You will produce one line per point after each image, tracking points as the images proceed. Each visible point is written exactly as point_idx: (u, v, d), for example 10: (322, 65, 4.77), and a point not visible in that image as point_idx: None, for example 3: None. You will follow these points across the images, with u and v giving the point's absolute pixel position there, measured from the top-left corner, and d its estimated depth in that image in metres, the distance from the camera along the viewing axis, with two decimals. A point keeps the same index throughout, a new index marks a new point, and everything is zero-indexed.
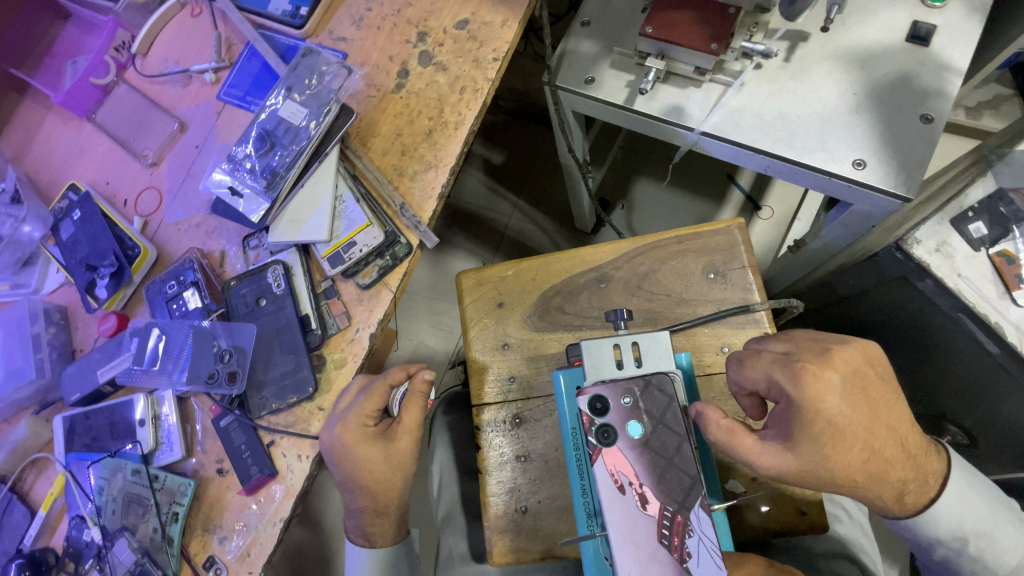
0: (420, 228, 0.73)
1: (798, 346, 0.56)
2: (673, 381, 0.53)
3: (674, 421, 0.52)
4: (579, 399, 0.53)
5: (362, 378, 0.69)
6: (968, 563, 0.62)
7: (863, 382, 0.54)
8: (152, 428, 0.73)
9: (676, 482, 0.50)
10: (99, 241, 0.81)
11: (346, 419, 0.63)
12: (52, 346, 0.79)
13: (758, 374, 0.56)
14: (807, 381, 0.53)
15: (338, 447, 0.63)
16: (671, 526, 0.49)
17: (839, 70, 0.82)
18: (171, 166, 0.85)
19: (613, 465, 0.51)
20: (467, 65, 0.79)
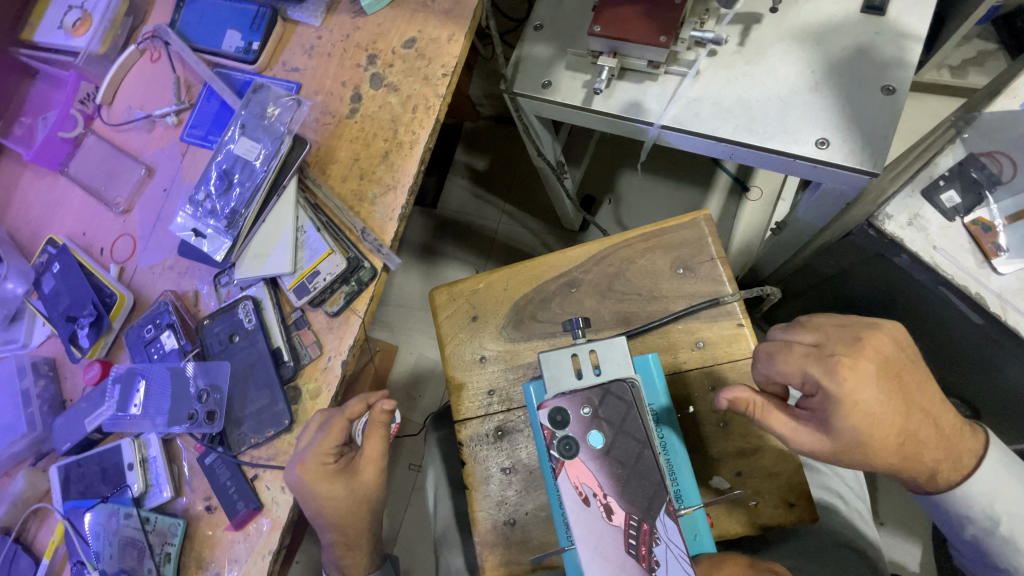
0: (383, 250, 0.74)
1: (829, 335, 0.55)
2: (632, 387, 0.53)
3: (635, 428, 0.52)
4: (539, 412, 0.53)
5: (320, 413, 0.68)
6: (997, 543, 0.61)
7: (896, 368, 0.53)
8: (141, 471, 0.74)
9: (640, 490, 0.50)
10: (78, 291, 0.83)
11: (304, 459, 0.64)
12: (42, 398, 0.81)
13: (792, 368, 0.54)
14: (843, 373, 0.51)
15: (300, 488, 0.64)
16: (638, 535, 0.49)
17: (794, 49, 0.81)
18: (141, 212, 0.86)
19: (576, 477, 0.51)
20: (417, 84, 0.79)
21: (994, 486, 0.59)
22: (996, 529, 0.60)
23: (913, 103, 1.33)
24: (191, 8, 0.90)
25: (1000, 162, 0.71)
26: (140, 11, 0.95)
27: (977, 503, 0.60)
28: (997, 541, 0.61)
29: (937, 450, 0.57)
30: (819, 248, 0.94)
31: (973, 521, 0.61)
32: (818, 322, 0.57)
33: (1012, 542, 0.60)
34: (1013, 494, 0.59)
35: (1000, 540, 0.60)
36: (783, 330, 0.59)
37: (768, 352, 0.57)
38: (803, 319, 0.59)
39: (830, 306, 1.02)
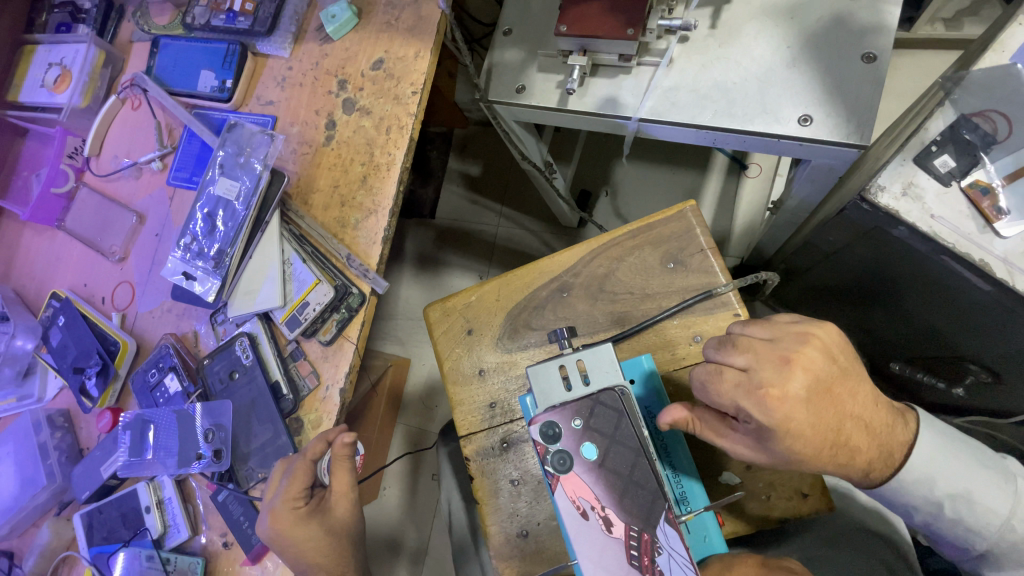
0: (369, 275, 0.74)
1: (759, 359, 0.52)
2: (621, 395, 0.52)
3: (628, 437, 0.51)
4: (531, 428, 0.53)
5: (282, 461, 0.69)
6: (949, 526, 0.59)
7: (827, 384, 0.52)
8: (158, 513, 0.76)
9: (638, 500, 0.50)
10: (83, 342, 0.85)
11: (275, 508, 0.65)
12: (59, 449, 0.83)
13: (725, 401, 0.52)
14: (773, 404, 0.50)
15: (275, 536, 0.65)
16: (639, 545, 0.49)
17: (768, 26, 0.78)
18: (137, 258, 0.88)
19: (573, 492, 0.51)
20: (389, 104, 0.79)
21: (929, 469, 0.57)
22: (942, 512, 0.58)
23: (909, 60, 1.28)
24: (165, 52, 0.91)
25: (993, 120, 0.69)
26: (117, 61, 0.96)
27: (916, 492, 0.58)
28: (947, 524, 0.59)
29: (866, 449, 0.54)
30: (817, 226, 0.91)
31: (915, 507, 0.59)
32: (748, 339, 0.53)
33: (961, 523, 0.58)
34: (968, 477, 0.57)
35: (950, 523, 0.58)
36: (715, 349, 0.55)
37: (702, 380, 0.54)
38: (734, 334, 0.55)
39: (834, 284, 0.99)
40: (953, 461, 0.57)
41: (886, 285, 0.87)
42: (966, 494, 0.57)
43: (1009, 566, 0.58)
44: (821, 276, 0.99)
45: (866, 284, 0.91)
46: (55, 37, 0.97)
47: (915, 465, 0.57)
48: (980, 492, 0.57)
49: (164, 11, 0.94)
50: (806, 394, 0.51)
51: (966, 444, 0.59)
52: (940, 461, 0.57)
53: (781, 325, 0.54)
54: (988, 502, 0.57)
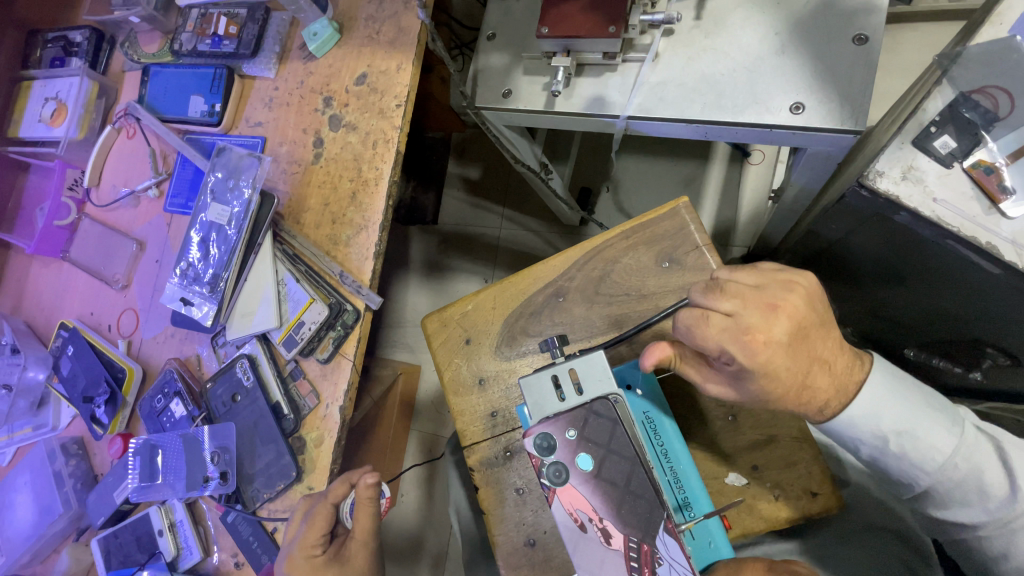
0: (362, 291, 0.74)
1: (746, 305, 0.50)
2: (615, 404, 0.51)
3: (624, 447, 0.50)
4: (525, 441, 0.52)
5: (304, 499, 0.69)
6: (894, 462, 0.57)
7: (806, 330, 0.51)
8: (171, 536, 0.77)
9: (637, 511, 0.48)
10: (91, 371, 0.87)
11: (293, 554, 0.65)
12: (75, 476, 0.85)
13: (710, 344, 0.51)
14: (757, 348, 0.50)
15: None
16: (639, 556, 0.48)
17: (754, 14, 0.77)
18: (139, 285, 0.89)
19: (570, 504, 0.50)
20: (374, 119, 0.79)
21: (876, 403, 0.56)
22: (887, 447, 0.56)
23: (914, 34, 1.22)
24: (155, 81, 0.92)
25: (993, 96, 0.67)
26: (111, 91, 0.98)
27: (863, 424, 0.56)
28: (893, 460, 0.57)
29: (825, 388, 0.54)
30: (819, 214, 0.88)
31: (862, 441, 0.57)
32: (736, 286, 0.52)
33: (906, 458, 0.56)
34: (934, 426, 0.55)
35: (895, 458, 0.57)
36: (701, 293, 0.53)
37: (687, 325, 0.52)
38: (721, 279, 0.53)
39: (842, 272, 0.96)
40: (899, 404, 0.56)
41: (897, 274, 0.84)
42: (910, 430, 0.55)
43: (953, 504, 0.56)
44: (827, 263, 0.97)
45: (874, 271, 0.88)
46: (51, 72, 0.99)
47: (862, 404, 0.56)
48: (926, 428, 0.55)
49: (153, 40, 0.96)
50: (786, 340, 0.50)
51: (918, 386, 0.57)
52: (887, 400, 0.56)
53: (768, 273, 0.54)
54: (932, 436, 0.55)
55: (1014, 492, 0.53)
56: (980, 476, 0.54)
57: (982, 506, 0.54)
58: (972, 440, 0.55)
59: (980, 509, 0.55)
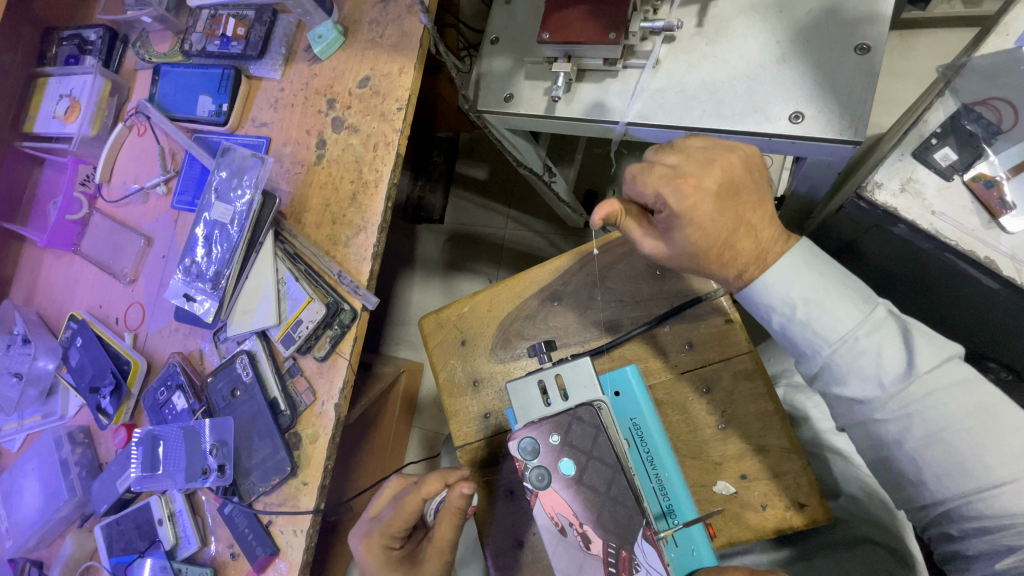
0: (359, 291, 0.75)
1: (687, 157, 0.54)
2: (599, 410, 0.51)
3: (605, 452, 0.49)
4: (509, 444, 0.52)
5: (394, 483, 0.65)
6: (800, 332, 0.55)
7: (737, 189, 0.54)
8: (170, 525, 0.79)
9: (617, 517, 0.48)
10: (98, 362, 0.89)
11: (372, 534, 0.61)
12: (80, 464, 0.87)
13: (647, 190, 0.54)
14: (687, 193, 0.53)
15: (362, 563, 0.62)
16: (617, 562, 0.47)
17: (755, 22, 0.76)
18: (146, 280, 0.92)
19: (551, 508, 0.49)
20: (375, 122, 0.80)
21: (789, 269, 0.55)
22: (794, 315, 0.54)
23: (927, 40, 1.20)
24: (165, 80, 0.94)
25: (996, 108, 0.67)
26: (123, 90, 1.00)
27: (773, 286, 0.55)
28: (797, 329, 0.55)
29: (748, 251, 0.56)
30: (821, 222, 0.87)
31: (771, 308, 0.56)
32: (685, 144, 0.55)
33: (809, 326, 0.54)
34: (844, 301, 0.53)
35: (801, 330, 0.54)
36: (652, 151, 0.57)
37: (633, 175, 0.56)
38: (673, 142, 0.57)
39: None
40: (811, 274, 0.54)
41: (901, 285, 0.83)
42: (817, 298, 0.53)
43: (851, 383, 0.52)
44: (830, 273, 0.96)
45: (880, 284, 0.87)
46: (66, 69, 1.02)
47: (775, 269, 0.55)
48: (836, 301, 0.53)
49: (165, 39, 0.98)
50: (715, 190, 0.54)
51: (841, 267, 0.55)
52: (800, 269, 0.55)
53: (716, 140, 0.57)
54: (838, 308, 0.53)
55: (911, 370, 0.50)
56: (881, 353, 0.51)
57: (877, 381, 0.51)
58: (880, 320, 0.52)
59: (875, 386, 0.51)
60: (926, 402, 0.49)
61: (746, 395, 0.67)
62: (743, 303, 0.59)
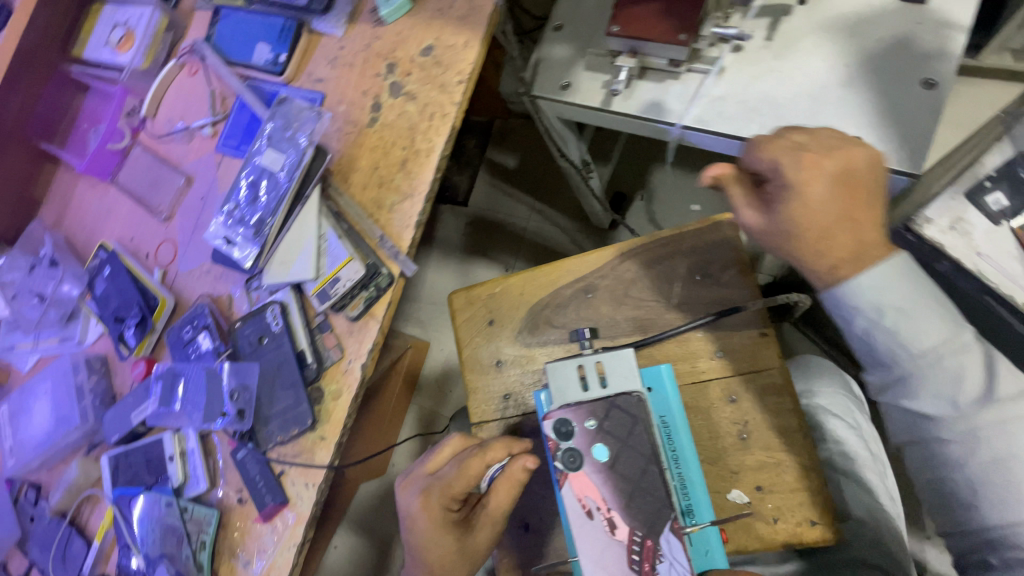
0: (399, 257, 0.76)
1: (815, 137, 0.57)
2: (639, 401, 0.52)
3: (640, 442, 0.50)
4: (544, 423, 0.52)
5: (456, 437, 0.56)
6: (883, 340, 0.55)
7: (855, 179, 0.55)
8: (180, 463, 0.79)
9: (646, 506, 0.48)
10: (125, 294, 0.89)
11: (428, 492, 0.51)
12: (95, 392, 0.88)
13: (765, 157, 0.57)
14: (806, 166, 0.55)
15: (410, 520, 0.51)
16: (641, 551, 0.48)
17: (825, 42, 0.77)
18: (182, 219, 0.92)
19: (580, 490, 0.50)
20: (434, 91, 0.80)
21: (883, 275, 0.54)
22: (880, 320, 0.55)
23: None
24: (224, 22, 0.94)
25: None
26: (179, 27, 1.00)
27: (865, 289, 0.55)
28: (881, 336, 0.55)
29: (844, 245, 0.55)
30: None
31: (856, 311, 0.55)
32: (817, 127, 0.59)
33: (895, 335, 0.54)
34: (934, 317, 0.53)
35: (885, 337, 0.55)
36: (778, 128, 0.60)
37: (753, 143, 0.60)
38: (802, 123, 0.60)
39: None
40: (906, 284, 0.54)
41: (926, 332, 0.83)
42: (908, 309, 0.53)
43: (925, 397, 0.54)
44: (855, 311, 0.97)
45: None
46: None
47: (873, 273, 0.54)
48: (925, 315, 0.53)
49: None
50: (835, 173, 0.55)
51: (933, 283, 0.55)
52: (895, 278, 0.54)
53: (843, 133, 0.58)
54: (928, 322, 0.53)
55: (989, 395, 0.52)
56: (963, 372, 0.52)
57: (951, 399, 0.53)
58: (967, 343, 0.53)
59: (948, 403, 0.53)
60: (996, 429, 0.52)
61: (772, 408, 0.68)
62: (825, 301, 0.58)
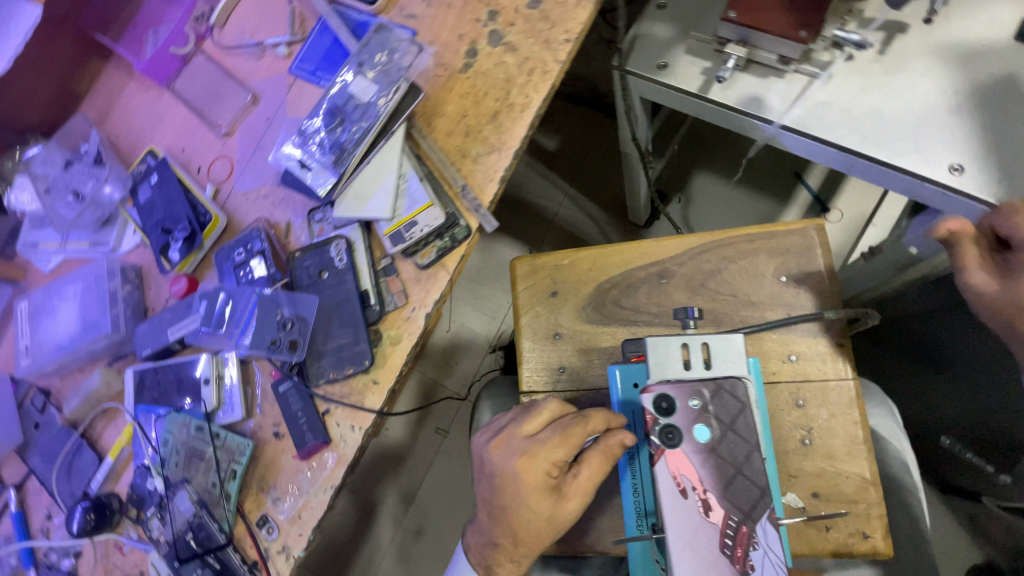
0: (480, 211, 0.73)
1: None
2: (746, 387, 0.51)
3: (745, 429, 0.49)
4: (642, 396, 0.51)
5: (554, 400, 0.52)
6: None
7: None
8: (216, 387, 0.76)
9: (743, 492, 0.48)
10: (173, 205, 0.84)
11: (530, 455, 0.48)
12: (127, 303, 0.83)
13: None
14: None
15: (506, 481, 0.49)
16: (734, 536, 0.47)
17: (939, 66, 0.75)
18: (242, 137, 0.87)
19: (675, 468, 0.49)
20: (537, 46, 0.76)
21: None
22: None
23: None
24: None
25: None
26: None
27: None
28: None
29: None
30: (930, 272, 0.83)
31: None
32: None
33: None
34: None
35: None
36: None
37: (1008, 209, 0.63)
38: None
39: (920, 352, 0.97)
40: None
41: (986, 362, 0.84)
42: None
43: None
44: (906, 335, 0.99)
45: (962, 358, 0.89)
46: None
47: None
48: None
49: None
50: None
51: None
52: None
53: None
54: None
55: None
56: None
57: None
58: None
59: None
60: None
61: (836, 418, 0.68)
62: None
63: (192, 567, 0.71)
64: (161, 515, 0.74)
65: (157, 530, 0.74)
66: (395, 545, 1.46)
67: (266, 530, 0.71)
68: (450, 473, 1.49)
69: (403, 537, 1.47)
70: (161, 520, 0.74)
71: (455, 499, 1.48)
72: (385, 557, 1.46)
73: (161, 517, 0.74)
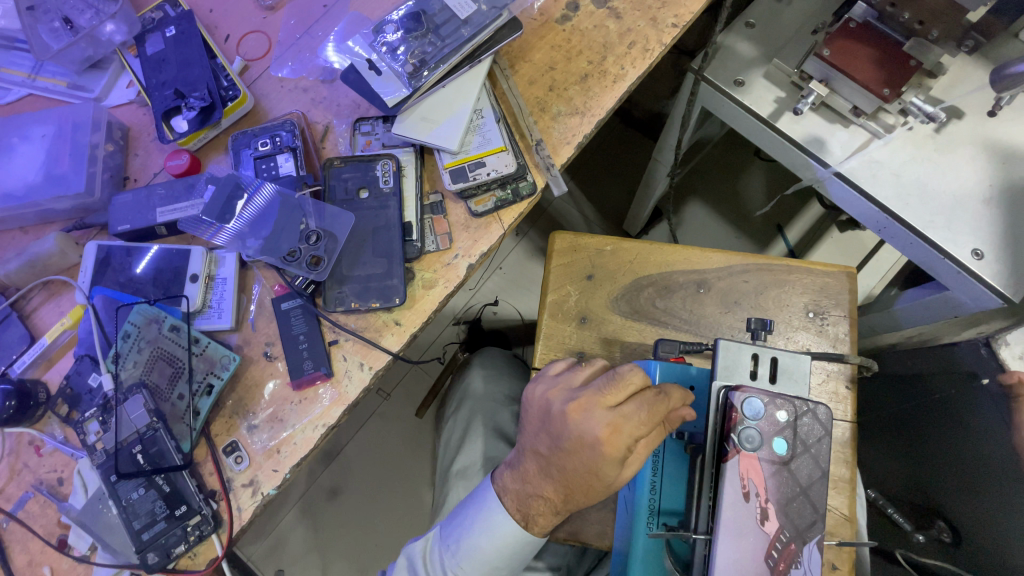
0: (551, 171, 0.68)
1: None
2: (825, 411, 0.52)
3: (820, 453, 0.50)
4: (731, 393, 0.51)
5: (639, 374, 0.54)
6: None
7: None
8: (203, 287, 0.65)
9: (799, 513, 0.49)
10: (189, 68, 0.70)
11: (615, 425, 0.52)
12: (106, 165, 0.70)
13: None
14: None
15: (587, 442, 0.53)
16: (781, 551, 0.47)
17: (984, 157, 0.76)
18: (290, 17, 0.75)
19: (746, 471, 0.49)
20: (643, 21, 0.72)
21: None
22: None
23: None
24: None
25: None
26: None
27: None
28: None
29: None
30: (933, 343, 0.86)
31: None
32: None
33: None
34: None
35: None
36: None
37: None
38: None
39: (875, 414, 0.96)
40: None
41: (934, 423, 0.83)
42: None
43: None
44: (873, 395, 0.97)
45: (913, 417, 0.87)
46: None
47: None
48: None
49: None
50: None
51: None
52: None
53: None
54: None
55: None
56: None
57: None
58: None
59: None
60: None
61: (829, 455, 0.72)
62: None
63: (134, 485, 0.60)
64: (102, 419, 0.63)
65: (94, 435, 0.62)
66: (303, 504, 1.21)
67: (233, 459, 0.62)
68: (387, 440, 1.25)
69: (314, 498, 1.22)
70: (101, 424, 0.62)
71: (390, 472, 1.23)
72: (288, 515, 1.21)
73: (101, 421, 0.62)
